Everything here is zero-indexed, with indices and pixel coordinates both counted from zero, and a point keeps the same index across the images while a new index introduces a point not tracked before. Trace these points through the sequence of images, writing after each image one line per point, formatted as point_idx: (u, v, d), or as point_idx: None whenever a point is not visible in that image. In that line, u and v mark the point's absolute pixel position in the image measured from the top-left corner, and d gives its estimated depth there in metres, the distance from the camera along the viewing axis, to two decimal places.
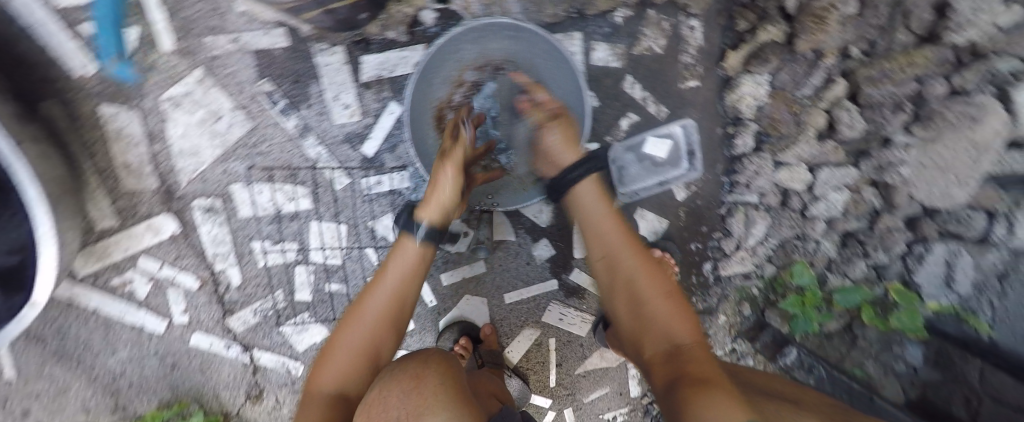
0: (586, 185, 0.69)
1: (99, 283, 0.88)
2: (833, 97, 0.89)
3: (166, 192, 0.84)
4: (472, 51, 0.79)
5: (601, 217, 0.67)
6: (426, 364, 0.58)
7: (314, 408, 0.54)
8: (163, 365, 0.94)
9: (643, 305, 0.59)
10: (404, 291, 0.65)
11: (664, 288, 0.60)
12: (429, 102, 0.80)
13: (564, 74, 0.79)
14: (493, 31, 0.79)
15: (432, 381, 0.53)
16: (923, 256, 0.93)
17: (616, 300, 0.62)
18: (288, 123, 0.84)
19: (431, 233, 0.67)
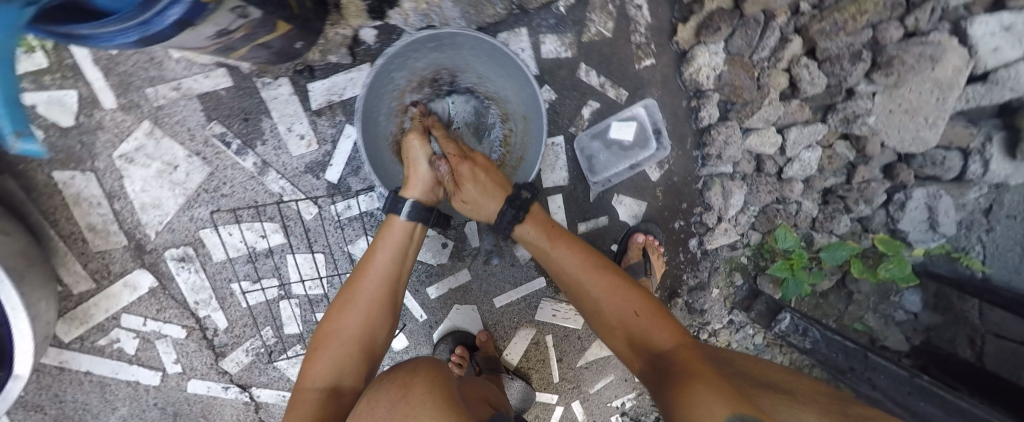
0: (527, 229, 0.67)
1: (86, 346, 0.88)
2: (790, 56, 0.88)
3: (137, 247, 0.84)
4: (402, 74, 0.77)
5: (555, 251, 0.66)
6: (417, 368, 0.49)
7: (305, 404, 0.51)
8: (165, 416, 0.95)
9: (621, 327, 0.58)
10: (394, 280, 0.66)
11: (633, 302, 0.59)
12: (383, 140, 0.80)
13: (499, 64, 0.80)
14: (412, 48, 0.74)
15: (423, 387, 0.44)
16: (904, 203, 0.93)
17: (599, 328, 0.61)
18: (246, 162, 0.83)
19: (419, 210, 0.68)
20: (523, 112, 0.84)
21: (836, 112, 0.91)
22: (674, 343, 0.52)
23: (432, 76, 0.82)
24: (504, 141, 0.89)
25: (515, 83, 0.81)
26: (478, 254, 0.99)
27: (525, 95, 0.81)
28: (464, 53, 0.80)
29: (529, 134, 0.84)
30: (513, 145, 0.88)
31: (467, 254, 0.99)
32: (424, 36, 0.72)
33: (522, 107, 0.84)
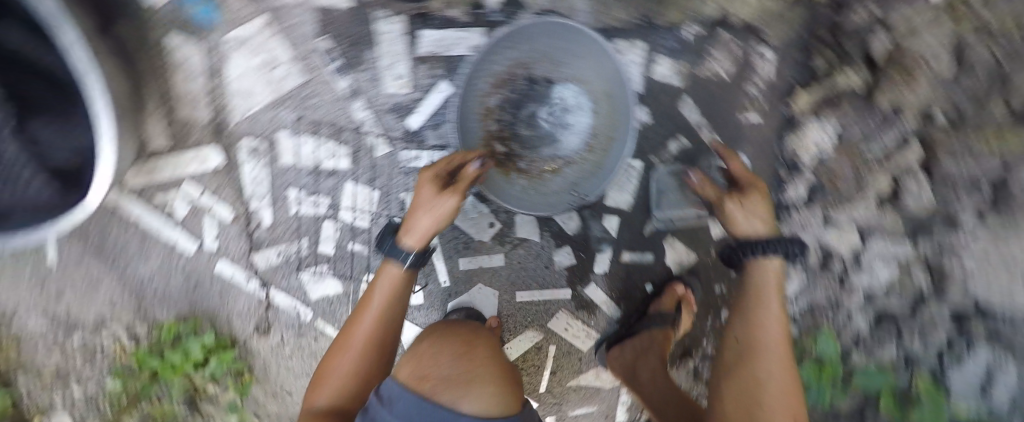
0: (770, 263, 0.79)
1: (143, 197, 0.92)
2: (904, 163, 0.83)
3: (216, 127, 0.87)
4: (483, 79, 0.83)
5: (774, 315, 0.75)
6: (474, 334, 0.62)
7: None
8: (187, 283, 1.00)
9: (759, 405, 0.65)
10: (388, 324, 0.65)
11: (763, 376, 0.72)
12: (472, 143, 0.85)
13: (575, 41, 0.79)
14: (490, 51, 0.80)
15: (483, 351, 0.57)
16: (962, 358, 0.85)
17: (728, 387, 0.70)
18: (340, 84, 0.85)
19: (415, 259, 0.67)
20: (608, 90, 0.82)
21: (929, 237, 0.85)
22: None
23: (509, 75, 0.84)
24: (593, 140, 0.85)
25: (594, 65, 0.81)
26: (518, 245, 0.99)
27: (606, 70, 0.79)
28: (541, 46, 0.81)
29: (614, 113, 0.83)
30: (603, 140, 0.85)
31: (507, 241, 0.99)
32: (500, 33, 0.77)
33: (605, 83, 0.81)
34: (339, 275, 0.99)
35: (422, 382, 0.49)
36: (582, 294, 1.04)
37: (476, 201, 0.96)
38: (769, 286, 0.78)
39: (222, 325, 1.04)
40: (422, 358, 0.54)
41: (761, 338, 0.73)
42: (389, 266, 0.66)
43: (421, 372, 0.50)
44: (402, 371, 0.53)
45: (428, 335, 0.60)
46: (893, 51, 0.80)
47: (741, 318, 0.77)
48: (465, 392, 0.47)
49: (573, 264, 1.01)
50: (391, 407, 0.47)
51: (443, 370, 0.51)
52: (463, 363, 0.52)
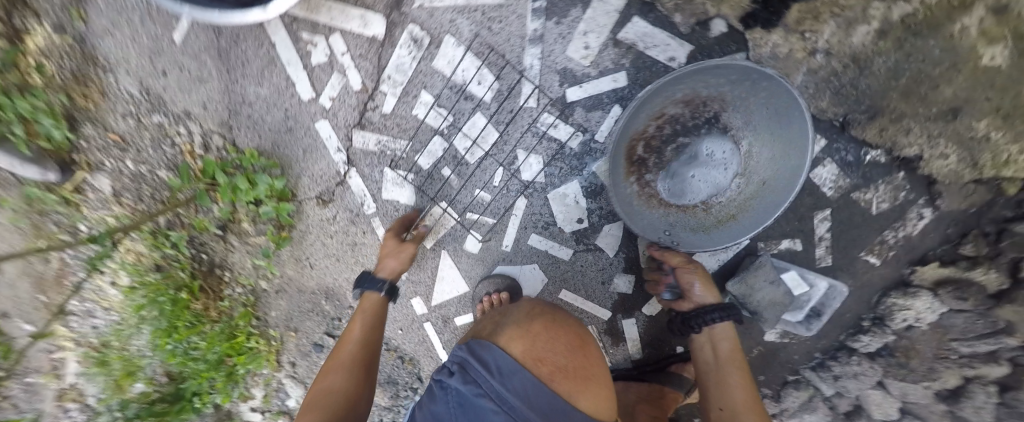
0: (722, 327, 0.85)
1: (291, 27, 0.92)
2: (984, 373, 0.83)
3: (395, 0, 0.86)
4: (682, 89, 0.76)
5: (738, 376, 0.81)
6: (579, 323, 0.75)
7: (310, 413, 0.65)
8: (284, 124, 1.00)
9: None
10: (370, 340, 0.80)
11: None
12: (629, 134, 0.80)
13: (782, 123, 0.74)
14: (720, 70, 0.72)
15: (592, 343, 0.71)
16: None
17: None
18: (531, 24, 0.83)
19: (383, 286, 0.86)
20: (767, 180, 0.79)
21: None
22: None
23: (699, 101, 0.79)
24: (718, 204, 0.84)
25: (778, 153, 0.77)
26: (591, 250, 0.99)
27: (783, 164, 0.76)
28: (751, 100, 0.76)
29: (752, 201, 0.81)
30: (727, 212, 0.83)
31: (583, 242, 0.99)
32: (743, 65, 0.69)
33: (768, 174, 0.79)
34: (418, 189, 1.00)
35: (539, 363, 0.62)
36: (619, 324, 1.04)
37: (580, 194, 0.94)
38: (728, 345, 0.84)
39: (292, 176, 1.05)
40: (535, 338, 0.66)
41: (723, 400, 0.80)
42: (368, 297, 0.86)
43: (535, 353, 0.63)
44: (514, 346, 0.65)
45: (537, 316, 0.71)
46: None
47: (714, 382, 0.83)
48: (579, 388, 0.62)
49: (627, 293, 1.02)
50: (507, 379, 0.59)
51: (558, 360, 0.64)
52: (578, 357, 0.66)
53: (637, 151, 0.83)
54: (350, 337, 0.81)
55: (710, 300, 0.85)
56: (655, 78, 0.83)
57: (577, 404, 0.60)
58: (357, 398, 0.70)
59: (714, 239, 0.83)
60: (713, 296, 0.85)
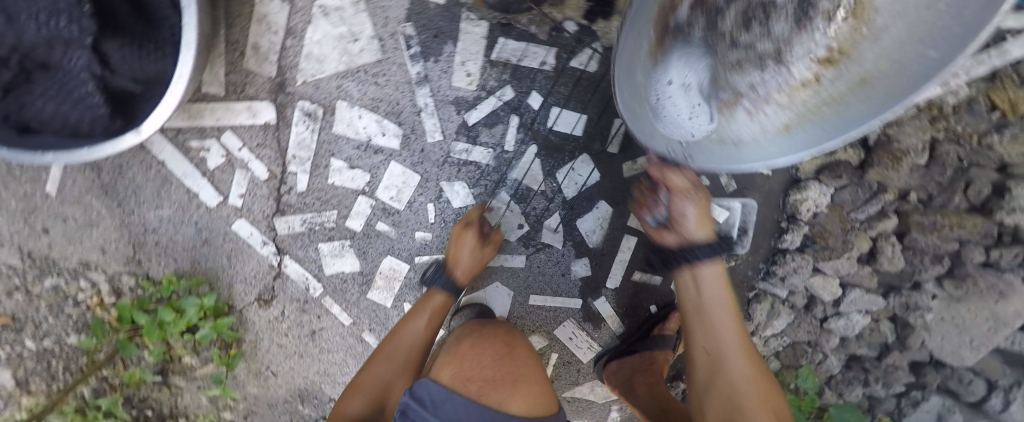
0: (711, 264, 0.78)
1: (178, 140, 0.90)
2: (882, 229, 0.98)
3: (279, 83, 0.88)
4: None
5: (722, 309, 0.77)
6: (512, 336, 0.77)
7: (358, 399, 0.77)
8: (197, 237, 0.96)
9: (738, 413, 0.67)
10: (425, 340, 0.85)
11: (772, 389, 0.72)
12: None
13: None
14: None
15: (522, 353, 0.72)
16: (918, 401, 1.01)
17: (707, 390, 0.72)
18: (413, 69, 0.90)
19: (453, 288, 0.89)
20: (868, 76, 0.51)
21: (898, 295, 0.99)
22: None
23: None
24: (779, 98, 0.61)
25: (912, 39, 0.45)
26: (541, 249, 1.02)
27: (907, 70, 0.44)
28: None
29: (837, 108, 0.53)
30: (779, 125, 0.59)
31: (532, 244, 1.02)
32: None
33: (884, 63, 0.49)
34: (359, 252, 0.99)
35: (467, 383, 0.62)
36: (592, 306, 1.07)
37: (511, 202, 0.99)
38: (711, 277, 0.78)
39: (222, 287, 0.99)
40: (465, 362, 0.67)
41: (709, 337, 0.76)
42: (435, 294, 0.87)
43: (465, 374, 0.63)
44: (445, 373, 0.64)
45: (463, 340, 0.72)
46: (885, 139, 0.90)
47: (699, 323, 0.78)
48: (511, 392, 0.62)
49: (588, 275, 1.05)
50: (436, 408, 0.57)
51: (487, 374, 0.64)
52: (504, 370, 0.66)
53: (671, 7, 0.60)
54: (404, 333, 0.84)
55: (701, 235, 0.76)
56: (538, 82, 0.92)
57: (508, 410, 0.59)
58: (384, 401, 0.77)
59: (721, 158, 0.62)
60: (705, 232, 0.76)
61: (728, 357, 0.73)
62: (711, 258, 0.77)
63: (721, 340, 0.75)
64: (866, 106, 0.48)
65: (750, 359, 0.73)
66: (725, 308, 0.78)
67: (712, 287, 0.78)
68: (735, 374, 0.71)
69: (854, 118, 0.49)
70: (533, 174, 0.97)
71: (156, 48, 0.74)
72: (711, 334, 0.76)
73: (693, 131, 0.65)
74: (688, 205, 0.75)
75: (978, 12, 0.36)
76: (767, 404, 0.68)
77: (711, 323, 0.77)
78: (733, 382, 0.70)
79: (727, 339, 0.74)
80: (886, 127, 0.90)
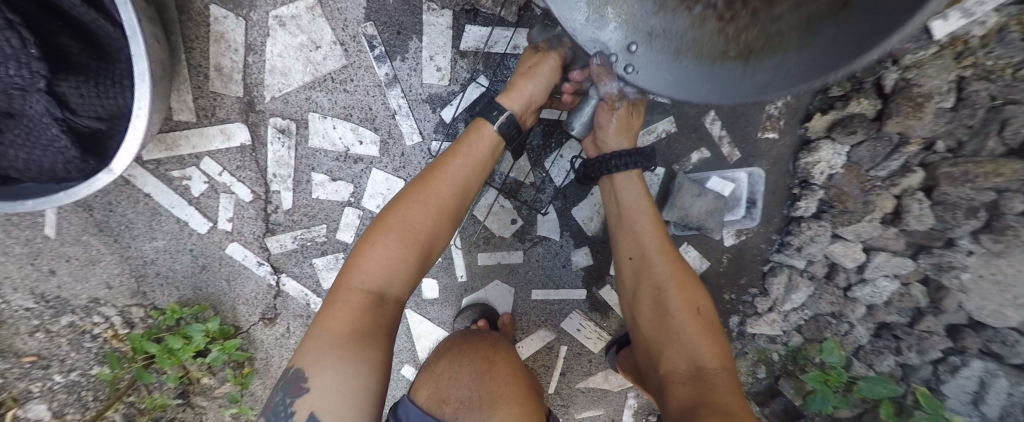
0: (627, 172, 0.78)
1: (159, 171, 0.89)
2: (907, 185, 0.88)
3: (247, 103, 0.86)
4: None
5: (643, 215, 0.77)
6: (495, 349, 0.74)
7: (356, 293, 0.60)
8: (194, 263, 0.96)
9: (668, 316, 0.69)
10: (461, 190, 0.69)
11: (699, 292, 0.72)
12: None
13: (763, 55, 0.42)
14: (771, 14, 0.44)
15: (503, 371, 0.69)
16: (957, 366, 0.92)
17: (641, 299, 0.74)
18: (380, 70, 0.85)
19: (508, 127, 0.72)
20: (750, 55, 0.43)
21: (929, 255, 0.91)
22: (716, 362, 0.63)
23: None
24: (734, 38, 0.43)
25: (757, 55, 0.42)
26: (538, 243, 0.99)
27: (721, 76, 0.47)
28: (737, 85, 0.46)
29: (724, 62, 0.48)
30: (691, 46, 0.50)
31: (528, 238, 0.98)
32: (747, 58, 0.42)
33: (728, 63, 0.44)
34: None
35: (443, 405, 0.64)
36: (597, 295, 1.04)
37: (501, 198, 0.94)
38: (628, 183, 0.79)
39: (226, 310, 1.00)
40: (440, 381, 0.68)
41: (635, 246, 0.77)
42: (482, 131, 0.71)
43: (441, 395, 0.65)
44: (422, 392, 0.67)
45: (446, 353, 0.73)
46: (903, 83, 0.82)
47: (623, 233, 0.78)
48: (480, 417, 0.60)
49: (589, 265, 1.01)
50: None
51: (462, 395, 0.64)
52: (479, 388, 0.65)
53: None
54: (438, 184, 0.67)
55: (626, 142, 0.78)
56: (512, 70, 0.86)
57: None
58: (382, 297, 0.61)
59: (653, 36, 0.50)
60: (625, 141, 0.78)
61: (653, 263, 0.74)
62: (630, 165, 0.77)
63: (647, 248, 0.76)
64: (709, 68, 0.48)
65: (677, 267, 0.75)
66: (647, 215, 0.78)
67: (629, 195, 0.78)
68: (660, 277, 0.73)
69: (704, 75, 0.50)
70: (519, 166, 0.92)
71: (112, 82, 0.73)
72: (636, 240, 0.77)
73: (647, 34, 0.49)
74: (612, 117, 0.77)
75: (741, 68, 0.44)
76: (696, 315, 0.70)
77: (637, 231, 0.77)
78: (663, 287, 0.72)
79: (648, 244, 0.75)
80: (903, 70, 0.82)
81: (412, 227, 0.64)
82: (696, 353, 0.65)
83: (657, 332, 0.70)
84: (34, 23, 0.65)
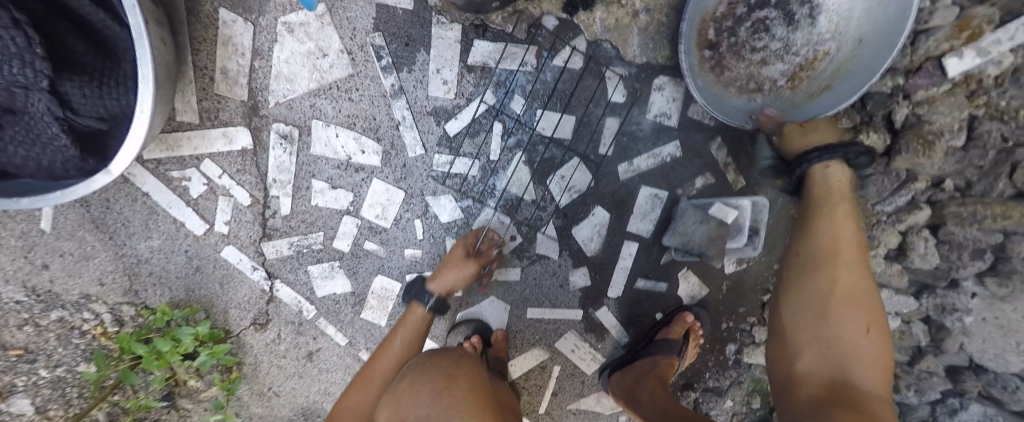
0: (832, 170, 0.75)
1: (159, 170, 0.89)
2: (913, 222, 0.88)
3: (251, 107, 0.86)
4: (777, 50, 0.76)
5: (844, 206, 0.76)
6: (455, 366, 0.74)
7: None
8: (188, 264, 0.95)
9: (830, 319, 0.73)
10: (406, 356, 0.86)
11: (875, 313, 0.72)
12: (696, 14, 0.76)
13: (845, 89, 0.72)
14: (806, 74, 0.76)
15: (462, 384, 0.68)
16: (956, 409, 0.92)
17: (806, 295, 0.77)
18: (386, 81, 0.85)
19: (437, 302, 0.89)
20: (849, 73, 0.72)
21: (932, 295, 0.91)
22: (878, 390, 0.65)
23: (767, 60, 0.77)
24: (812, 60, 0.75)
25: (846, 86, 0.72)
26: (536, 260, 0.97)
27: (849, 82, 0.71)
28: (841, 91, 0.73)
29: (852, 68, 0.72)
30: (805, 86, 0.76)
31: (526, 256, 0.97)
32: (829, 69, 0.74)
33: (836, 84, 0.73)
34: (348, 273, 0.96)
35: None
36: (593, 316, 1.02)
37: (500, 213, 0.93)
38: (836, 176, 0.75)
39: (217, 314, 0.99)
40: (401, 400, 0.68)
41: (827, 236, 0.76)
42: (415, 308, 0.89)
43: (401, 414, 0.65)
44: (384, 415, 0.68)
45: (409, 373, 0.74)
46: (914, 119, 0.82)
47: (818, 210, 0.77)
48: None
49: (588, 286, 1.00)
50: None
51: (419, 412, 0.63)
52: (439, 400, 0.64)
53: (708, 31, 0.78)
54: (386, 353, 0.87)
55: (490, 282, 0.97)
56: (518, 86, 0.86)
57: None
58: None
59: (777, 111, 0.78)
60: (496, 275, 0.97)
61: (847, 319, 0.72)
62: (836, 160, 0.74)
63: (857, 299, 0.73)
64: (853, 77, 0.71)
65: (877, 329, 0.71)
66: (846, 208, 0.76)
67: (822, 133, 0.78)
68: (842, 280, 0.74)
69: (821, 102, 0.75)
70: (521, 183, 0.91)
71: (116, 83, 0.73)
72: (830, 223, 0.76)
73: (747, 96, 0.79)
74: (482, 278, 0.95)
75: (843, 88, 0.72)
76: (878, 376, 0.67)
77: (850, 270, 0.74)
78: (829, 286, 0.74)
79: (830, 235, 0.76)
80: (914, 105, 0.81)
81: (368, 405, 0.82)
82: (858, 354, 0.69)
83: (828, 348, 0.71)
84: (41, 22, 0.65)
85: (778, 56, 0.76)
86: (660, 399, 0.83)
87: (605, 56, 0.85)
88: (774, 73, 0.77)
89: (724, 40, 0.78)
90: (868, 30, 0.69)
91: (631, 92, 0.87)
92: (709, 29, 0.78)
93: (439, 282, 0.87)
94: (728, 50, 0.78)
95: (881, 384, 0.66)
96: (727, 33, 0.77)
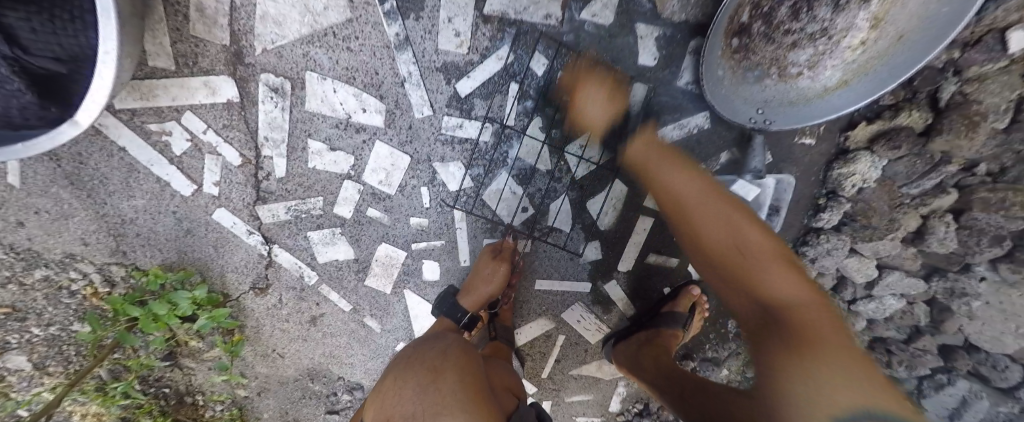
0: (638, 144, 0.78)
1: (134, 123, 0.79)
2: (936, 206, 0.84)
3: (235, 54, 0.75)
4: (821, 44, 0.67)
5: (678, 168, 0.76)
6: (443, 356, 0.69)
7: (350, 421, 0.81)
8: (179, 227, 0.89)
9: (757, 271, 0.72)
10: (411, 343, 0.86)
11: (773, 252, 0.72)
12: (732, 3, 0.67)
13: (870, 84, 0.68)
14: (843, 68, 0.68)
15: (449, 377, 0.64)
16: (943, 384, 0.96)
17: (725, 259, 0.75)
18: (389, 29, 0.75)
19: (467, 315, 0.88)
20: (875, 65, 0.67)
21: (943, 279, 0.90)
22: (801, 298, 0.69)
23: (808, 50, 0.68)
24: (848, 50, 0.66)
25: (874, 81, 0.68)
26: (547, 234, 0.92)
27: (878, 79, 0.67)
28: (858, 87, 0.69)
29: (887, 58, 0.66)
30: (835, 79, 0.70)
31: (537, 228, 0.92)
32: (866, 65, 0.67)
33: (864, 81, 0.68)
34: (350, 241, 0.92)
35: None
36: (601, 289, 1.01)
37: (513, 183, 0.87)
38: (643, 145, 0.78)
39: (215, 278, 0.95)
40: (389, 396, 0.65)
41: (670, 196, 0.76)
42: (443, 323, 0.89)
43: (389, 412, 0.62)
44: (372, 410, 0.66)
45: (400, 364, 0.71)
46: (959, 98, 0.74)
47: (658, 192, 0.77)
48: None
49: (599, 259, 0.97)
50: None
51: (407, 411, 0.61)
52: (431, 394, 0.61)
53: (742, 17, 0.69)
54: None
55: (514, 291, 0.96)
56: (540, 42, 0.77)
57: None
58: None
59: (796, 117, 0.73)
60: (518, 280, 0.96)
61: (765, 272, 0.72)
62: None
63: (736, 238, 0.73)
64: (889, 72, 0.66)
65: (758, 236, 0.73)
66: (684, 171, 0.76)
67: None
68: (716, 237, 0.75)
69: (844, 98, 0.70)
70: (537, 151, 0.85)
71: (71, 16, 0.62)
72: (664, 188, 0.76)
73: (768, 96, 0.74)
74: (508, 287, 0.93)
75: (878, 83, 0.68)
76: (828, 320, 0.66)
77: (721, 219, 0.74)
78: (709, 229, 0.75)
79: (686, 190, 0.75)
80: (963, 83, 0.73)
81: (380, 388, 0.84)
82: (757, 280, 0.72)
83: (756, 299, 0.72)
84: None
85: (811, 41, 0.67)
86: (660, 363, 0.81)
87: (640, 10, 0.76)
88: (801, 57, 0.68)
89: (756, 25, 0.69)
90: (914, 24, 0.61)
91: (664, 53, 0.79)
92: (744, 11, 0.69)
93: (472, 296, 0.87)
94: (760, 35, 0.69)
95: (800, 291, 0.69)
96: (764, 15, 0.68)
